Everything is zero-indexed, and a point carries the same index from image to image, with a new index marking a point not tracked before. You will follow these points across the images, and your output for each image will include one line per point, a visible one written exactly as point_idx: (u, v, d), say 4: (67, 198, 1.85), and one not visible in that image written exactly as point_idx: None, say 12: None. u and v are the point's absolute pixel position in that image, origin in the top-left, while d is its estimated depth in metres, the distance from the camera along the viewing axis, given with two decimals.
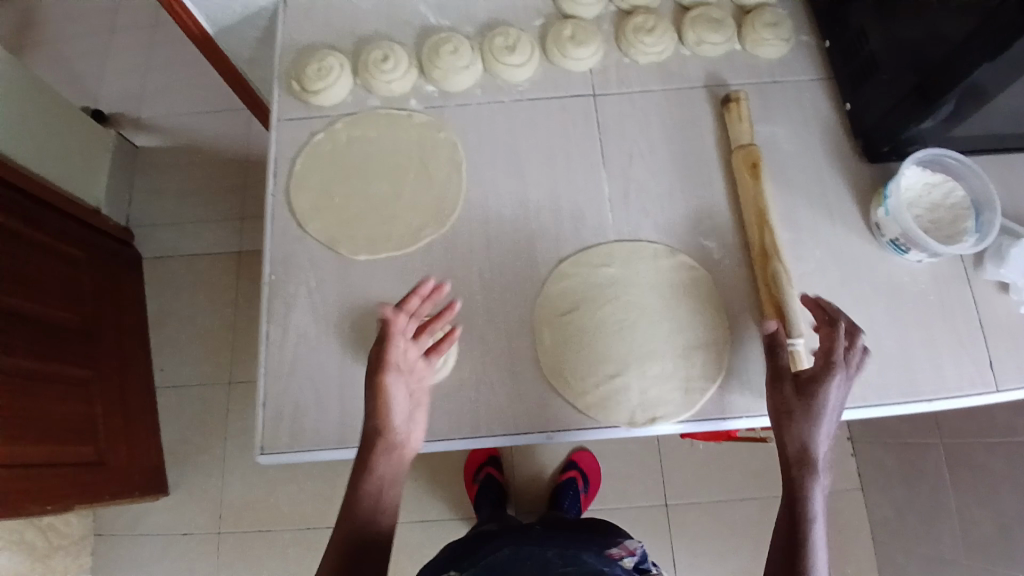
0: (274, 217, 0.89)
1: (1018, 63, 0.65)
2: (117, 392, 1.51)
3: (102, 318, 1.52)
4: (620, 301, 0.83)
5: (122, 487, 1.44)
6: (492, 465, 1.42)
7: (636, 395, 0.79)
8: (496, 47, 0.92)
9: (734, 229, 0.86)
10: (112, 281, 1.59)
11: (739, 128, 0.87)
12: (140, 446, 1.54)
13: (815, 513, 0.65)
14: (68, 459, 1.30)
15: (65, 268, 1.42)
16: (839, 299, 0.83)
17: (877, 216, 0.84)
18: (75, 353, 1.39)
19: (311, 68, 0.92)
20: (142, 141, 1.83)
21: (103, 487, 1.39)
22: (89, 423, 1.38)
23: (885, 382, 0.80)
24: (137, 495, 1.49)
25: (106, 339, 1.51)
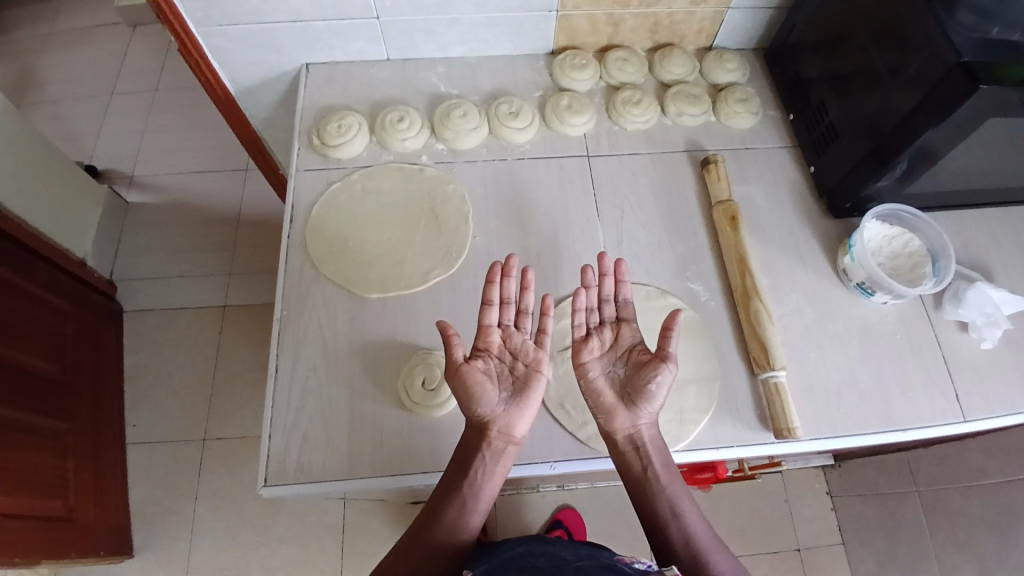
0: (290, 258, 0.94)
1: (958, 126, 0.77)
2: (90, 444, 1.44)
3: (82, 367, 1.48)
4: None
5: (87, 547, 1.34)
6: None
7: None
8: (501, 113, 1.03)
9: (718, 274, 0.94)
10: (93, 330, 1.56)
11: (718, 186, 0.97)
12: (108, 504, 1.44)
13: (674, 517, 0.73)
14: (36, 511, 1.23)
15: (47, 314, 1.40)
16: (815, 338, 0.91)
17: (844, 263, 0.95)
18: (53, 400, 1.35)
19: (332, 126, 1.01)
20: (132, 197, 1.85)
21: (67, 545, 1.29)
22: (60, 473, 1.31)
23: (865, 413, 0.87)
24: (102, 556, 1.38)
25: (83, 388, 1.47)
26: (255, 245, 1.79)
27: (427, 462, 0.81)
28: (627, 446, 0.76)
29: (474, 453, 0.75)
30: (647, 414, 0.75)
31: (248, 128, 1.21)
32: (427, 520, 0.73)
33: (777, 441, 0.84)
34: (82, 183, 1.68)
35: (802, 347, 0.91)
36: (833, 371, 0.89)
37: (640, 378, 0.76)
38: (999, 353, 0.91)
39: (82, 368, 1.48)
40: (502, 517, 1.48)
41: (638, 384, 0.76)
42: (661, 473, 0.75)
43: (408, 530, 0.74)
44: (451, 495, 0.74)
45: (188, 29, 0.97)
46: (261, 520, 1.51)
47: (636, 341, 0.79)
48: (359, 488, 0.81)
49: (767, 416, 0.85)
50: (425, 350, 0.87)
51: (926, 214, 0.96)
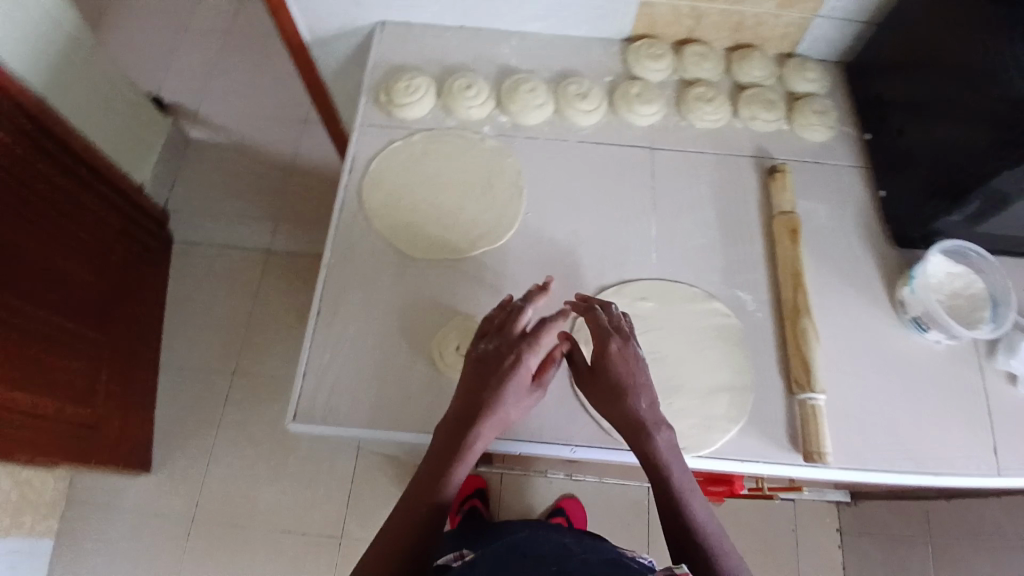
0: (344, 209, 0.95)
1: None
2: (125, 361, 1.50)
3: (127, 286, 1.54)
4: (656, 339, 0.87)
5: (107, 457, 1.40)
6: (478, 497, 1.45)
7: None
8: (569, 93, 1.02)
9: (768, 285, 0.92)
10: (141, 254, 1.61)
11: (782, 196, 0.94)
12: (134, 420, 1.51)
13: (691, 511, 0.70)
14: (63, 417, 1.28)
15: (103, 232, 1.45)
16: (856, 367, 0.88)
17: (903, 295, 0.92)
18: (94, 314, 1.40)
19: (400, 85, 1.02)
20: (194, 133, 1.90)
21: (88, 451, 1.35)
22: (89, 383, 1.37)
23: (894, 451, 0.84)
24: (120, 468, 1.44)
25: (126, 307, 1.53)
26: (303, 196, 1.82)
27: None
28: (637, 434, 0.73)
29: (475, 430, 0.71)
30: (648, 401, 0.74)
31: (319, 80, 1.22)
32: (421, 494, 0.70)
33: (805, 465, 0.82)
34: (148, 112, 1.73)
35: (842, 373, 0.88)
36: (870, 401, 0.86)
37: (632, 366, 0.75)
38: None
39: (126, 287, 1.54)
40: (510, 493, 1.50)
41: (636, 373, 0.75)
42: (673, 470, 0.71)
43: (398, 502, 0.71)
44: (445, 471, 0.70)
45: None
46: (272, 461, 1.55)
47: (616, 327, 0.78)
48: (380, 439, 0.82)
49: (798, 436, 0.83)
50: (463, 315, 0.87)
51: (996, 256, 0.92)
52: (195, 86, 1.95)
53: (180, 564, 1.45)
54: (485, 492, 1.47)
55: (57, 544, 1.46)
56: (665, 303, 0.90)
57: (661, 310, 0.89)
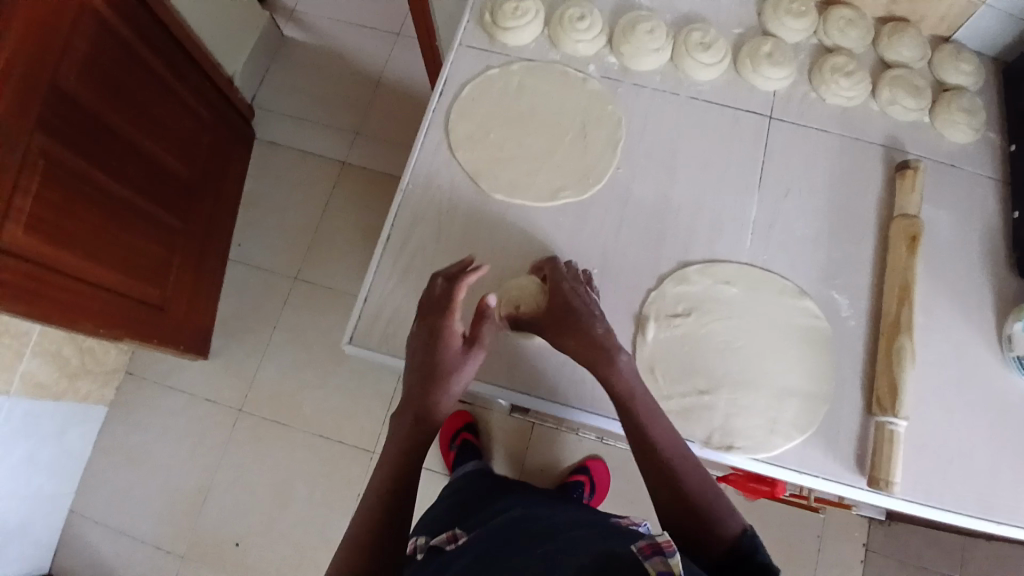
0: (429, 134, 0.91)
1: None
2: (197, 249, 1.56)
3: (207, 177, 1.57)
4: (730, 327, 0.82)
5: (171, 337, 1.48)
6: (466, 430, 1.48)
7: (726, 423, 0.78)
8: (691, 41, 0.91)
9: (870, 293, 0.83)
10: (224, 145, 1.63)
11: (908, 197, 0.84)
12: (198, 306, 1.58)
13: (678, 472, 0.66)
14: (135, 293, 1.35)
15: (191, 119, 1.46)
16: (947, 399, 0.80)
17: (1013, 330, 0.81)
18: (173, 200, 1.44)
19: (509, 6, 0.93)
20: (288, 31, 1.88)
21: (156, 330, 1.42)
22: (162, 266, 1.42)
23: (966, 494, 0.77)
24: (182, 350, 1.52)
25: (204, 197, 1.57)
26: (385, 112, 1.79)
27: (502, 376, 0.81)
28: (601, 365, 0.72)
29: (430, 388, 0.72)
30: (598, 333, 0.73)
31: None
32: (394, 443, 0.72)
33: (867, 490, 0.77)
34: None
35: (930, 402, 0.80)
36: (953, 435, 0.79)
37: (589, 320, 0.74)
38: None
39: (205, 178, 1.57)
40: (503, 432, 1.52)
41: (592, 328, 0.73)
42: (649, 432, 0.69)
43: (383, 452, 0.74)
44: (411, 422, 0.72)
45: None
46: (319, 367, 1.60)
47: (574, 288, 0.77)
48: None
49: (868, 460, 0.77)
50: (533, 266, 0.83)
51: None
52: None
53: (223, 445, 1.55)
54: (474, 426, 1.51)
55: (114, 408, 1.57)
56: (744, 291, 0.83)
57: (742, 298, 0.83)
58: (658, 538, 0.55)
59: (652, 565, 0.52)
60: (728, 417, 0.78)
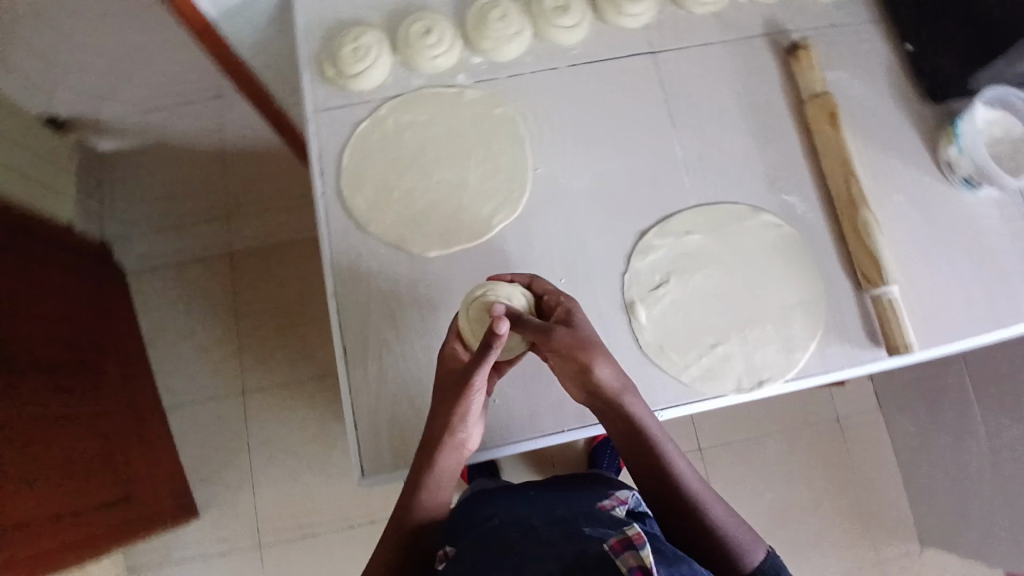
0: (330, 221, 0.82)
1: None
2: (132, 415, 1.38)
3: (101, 337, 1.37)
4: (713, 274, 0.81)
5: (152, 520, 1.34)
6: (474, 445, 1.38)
7: (749, 362, 0.78)
8: (547, 9, 0.85)
9: (814, 180, 0.84)
10: (100, 296, 1.43)
11: (810, 77, 0.84)
12: (164, 469, 1.42)
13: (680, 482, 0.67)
14: (100, 497, 1.18)
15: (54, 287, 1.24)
16: (920, 244, 0.83)
17: (949, 155, 0.85)
18: (85, 381, 1.25)
19: (346, 50, 0.84)
20: (105, 144, 1.60)
21: (135, 523, 1.28)
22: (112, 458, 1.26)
23: (973, 317, 0.81)
24: (169, 524, 1.39)
25: (108, 359, 1.37)
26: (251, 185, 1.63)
27: (524, 426, 0.78)
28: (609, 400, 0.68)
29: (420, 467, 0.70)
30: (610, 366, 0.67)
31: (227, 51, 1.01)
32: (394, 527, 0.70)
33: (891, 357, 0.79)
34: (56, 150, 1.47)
35: (908, 252, 0.83)
36: (940, 275, 0.82)
37: (580, 327, 0.68)
38: None
39: (103, 346, 1.37)
40: None
41: (585, 333, 0.67)
42: (656, 444, 0.68)
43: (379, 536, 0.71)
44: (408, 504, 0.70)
45: None
46: (317, 466, 1.51)
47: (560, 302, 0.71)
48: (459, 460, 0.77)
49: (878, 330, 0.79)
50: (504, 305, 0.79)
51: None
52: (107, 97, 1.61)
53: None
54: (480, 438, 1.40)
55: None
56: (711, 232, 0.82)
57: (710, 241, 0.82)
58: (629, 532, 0.53)
59: (626, 561, 0.50)
60: (747, 356, 0.78)
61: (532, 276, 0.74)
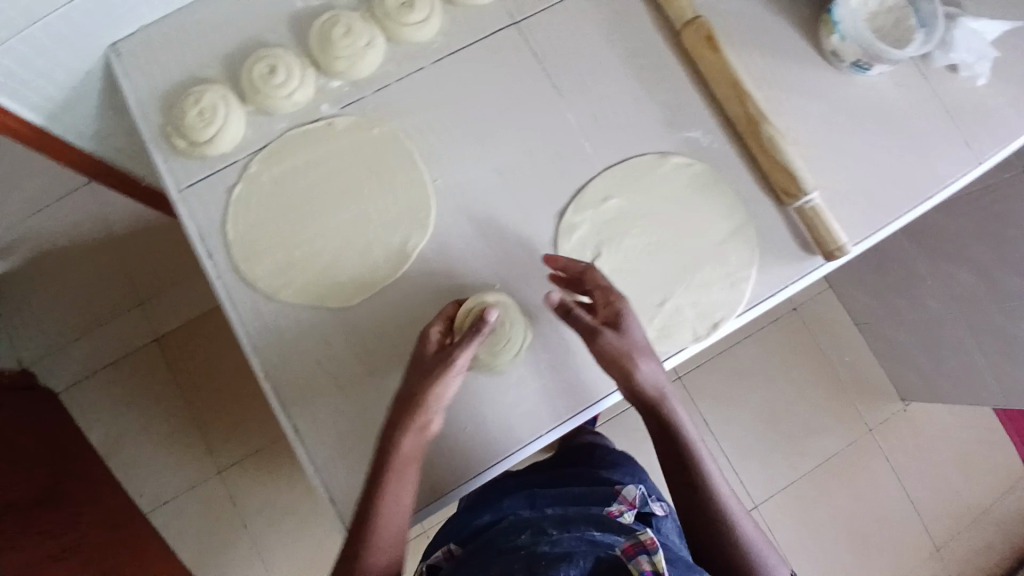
0: (236, 302, 0.75)
1: None
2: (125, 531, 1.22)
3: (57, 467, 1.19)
4: (642, 237, 0.79)
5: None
6: None
7: (699, 308, 0.78)
8: (390, 9, 0.78)
9: (712, 108, 0.82)
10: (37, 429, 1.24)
11: (678, 4, 0.80)
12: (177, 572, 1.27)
13: (716, 489, 0.70)
14: None
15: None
16: (832, 141, 0.83)
17: (833, 44, 0.83)
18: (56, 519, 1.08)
19: (191, 115, 0.76)
20: None
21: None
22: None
23: (896, 198, 0.83)
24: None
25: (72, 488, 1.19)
26: None
27: (501, 445, 0.74)
28: (654, 401, 0.70)
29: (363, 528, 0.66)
30: (654, 362, 0.70)
31: None
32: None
33: (827, 262, 0.80)
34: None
35: (820, 153, 0.82)
36: (854, 166, 0.83)
37: (630, 332, 0.70)
38: (991, 85, 0.89)
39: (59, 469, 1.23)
40: None
41: (633, 337, 0.69)
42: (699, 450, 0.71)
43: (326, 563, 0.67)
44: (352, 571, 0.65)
45: None
46: (320, 521, 1.45)
47: (611, 299, 0.71)
48: (450, 500, 0.74)
49: (810, 237, 0.79)
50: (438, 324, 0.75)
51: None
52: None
53: None
54: None
55: None
56: (630, 196, 0.80)
57: (630, 204, 0.80)
58: (640, 535, 0.63)
59: (638, 565, 0.59)
60: (696, 304, 0.78)
61: (585, 265, 0.74)
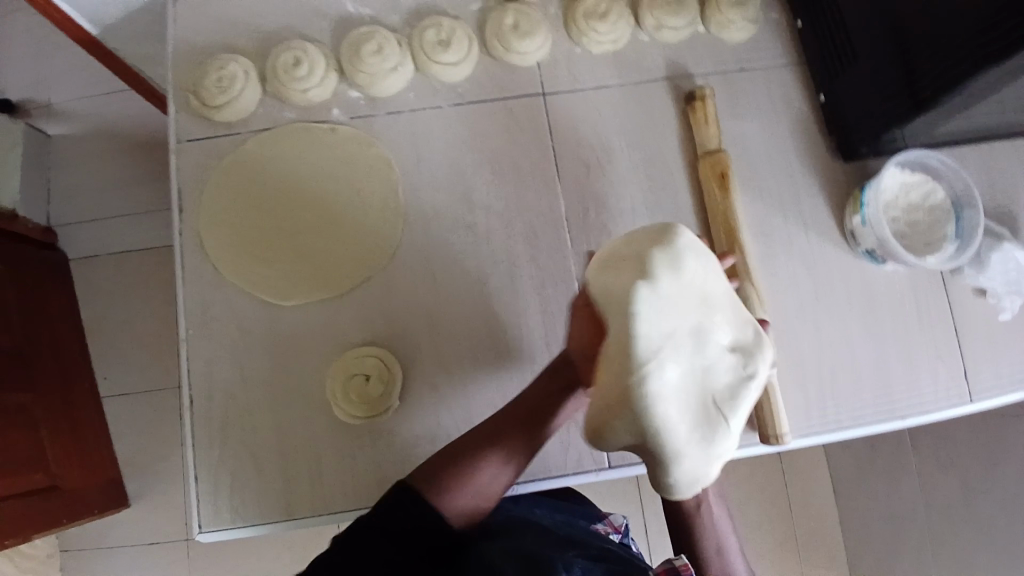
0: (186, 263, 0.77)
1: (1005, 76, 0.61)
2: (61, 403, 1.16)
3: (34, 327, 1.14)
4: (638, 344, 0.50)
5: (79, 509, 1.13)
6: None
7: (654, 467, 0.54)
8: (427, 43, 0.79)
9: (704, 246, 0.79)
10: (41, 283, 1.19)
11: (705, 132, 0.78)
12: (92, 456, 1.20)
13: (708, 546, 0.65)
14: (19, 488, 1.00)
15: None
16: (815, 319, 0.78)
17: (853, 225, 0.79)
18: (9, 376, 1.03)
19: (210, 79, 0.78)
20: (53, 129, 1.33)
21: (58, 515, 1.08)
22: (34, 444, 1.05)
23: (862, 403, 0.77)
24: (97, 514, 1.18)
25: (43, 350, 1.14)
26: None
27: (367, 495, 0.73)
28: None
29: (519, 426, 0.60)
30: None
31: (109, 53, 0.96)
32: (436, 489, 0.55)
33: (762, 445, 0.75)
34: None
35: (797, 330, 0.78)
36: (829, 354, 0.78)
37: None
38: (1015, 324, 0.80)
39: (39, 337, 1.14)
40: None
41: None
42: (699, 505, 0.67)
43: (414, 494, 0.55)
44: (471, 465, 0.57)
45: None
46: None
47: None
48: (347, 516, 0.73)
49: (754, 417, 0.74)
50: (353, 350, 0.75)
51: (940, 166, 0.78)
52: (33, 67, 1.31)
53: None
54: None
55: None
56: (646, 266, 0.53)
57: None
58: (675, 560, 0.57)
59: None
60: (657, 456, 0.53)
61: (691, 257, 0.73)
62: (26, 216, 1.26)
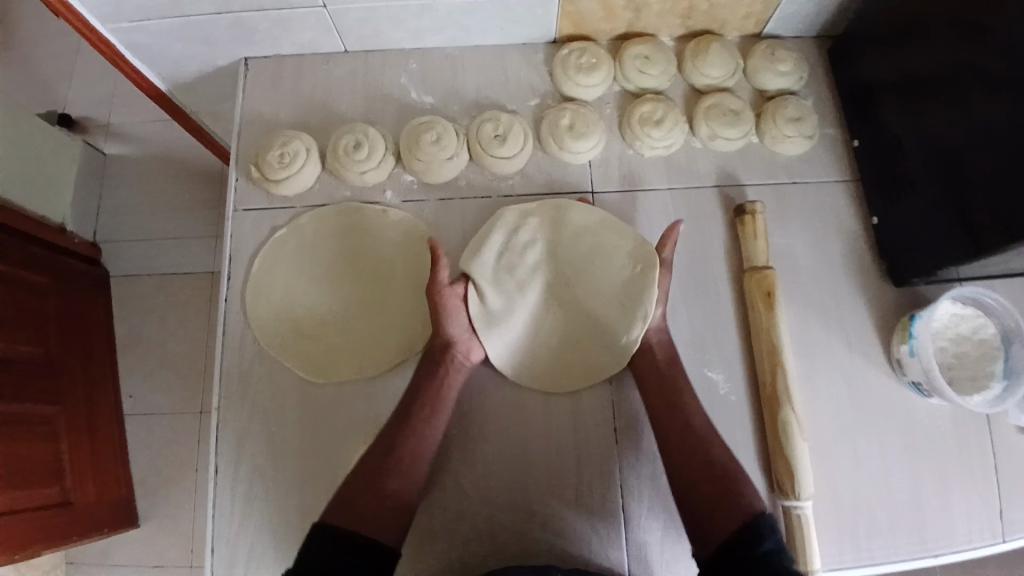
0: (230, 329, 0.79)
1: None
2: (85, 418, 1.11)
3: (69, 337, 1.11)
4: (542, 261, 0.77)
5: (86, 526, 1.07)
6: None
7: (583, 354, 0.77)
8: (484, 136, 0.81)
9: (743, 360, 0.78)
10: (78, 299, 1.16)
11: (753, 247, 0.78)
12: (108, 469, 1.14)
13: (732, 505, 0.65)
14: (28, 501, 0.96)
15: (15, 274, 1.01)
16: (852, 447, 0.76)
17: (900, 353, 0.77)
18: (34, 388, 1.00)
19: (272, 154, 0.81)
20: (110, 149, 1.32)
21: (63, 531, 1.02)
22: (48, 455, 1.01)
23: (894, 537, 0.74)
24: (106, 533, 1.11)
25: (74, 366, 1.11)
26: None
27: None
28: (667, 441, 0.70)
29: (423, 406, 0.72)
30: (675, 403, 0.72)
31: (176, 107, 0.99)
32: (373, 482, 0.67)
33: None
34: (48, 147, 1.20)
35: (832, 456, 0.76)
36: (866, 486, 0.75)
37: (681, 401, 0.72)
38: None
39: (71, 350, 1.11)
40: None
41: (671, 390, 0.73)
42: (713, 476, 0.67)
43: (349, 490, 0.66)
44: (391, 457, 0.69)
45: (96, 31, 0.80)
46: None
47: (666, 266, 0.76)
48: None
49: None
50: None
51: (990, 301, 0.76)
52: (100, 88, 1.32)
53: None
54: None
55: None
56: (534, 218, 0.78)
57: (623, 435, 0.76)
58: None
59: None
60: (594, 348, 0.77)
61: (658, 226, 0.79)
62: (73, 231, 1.24)
